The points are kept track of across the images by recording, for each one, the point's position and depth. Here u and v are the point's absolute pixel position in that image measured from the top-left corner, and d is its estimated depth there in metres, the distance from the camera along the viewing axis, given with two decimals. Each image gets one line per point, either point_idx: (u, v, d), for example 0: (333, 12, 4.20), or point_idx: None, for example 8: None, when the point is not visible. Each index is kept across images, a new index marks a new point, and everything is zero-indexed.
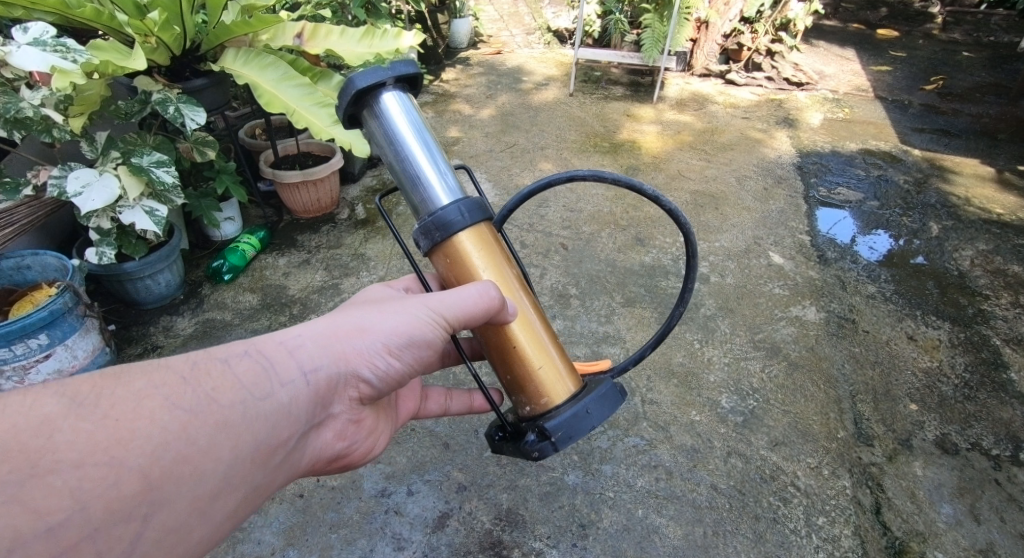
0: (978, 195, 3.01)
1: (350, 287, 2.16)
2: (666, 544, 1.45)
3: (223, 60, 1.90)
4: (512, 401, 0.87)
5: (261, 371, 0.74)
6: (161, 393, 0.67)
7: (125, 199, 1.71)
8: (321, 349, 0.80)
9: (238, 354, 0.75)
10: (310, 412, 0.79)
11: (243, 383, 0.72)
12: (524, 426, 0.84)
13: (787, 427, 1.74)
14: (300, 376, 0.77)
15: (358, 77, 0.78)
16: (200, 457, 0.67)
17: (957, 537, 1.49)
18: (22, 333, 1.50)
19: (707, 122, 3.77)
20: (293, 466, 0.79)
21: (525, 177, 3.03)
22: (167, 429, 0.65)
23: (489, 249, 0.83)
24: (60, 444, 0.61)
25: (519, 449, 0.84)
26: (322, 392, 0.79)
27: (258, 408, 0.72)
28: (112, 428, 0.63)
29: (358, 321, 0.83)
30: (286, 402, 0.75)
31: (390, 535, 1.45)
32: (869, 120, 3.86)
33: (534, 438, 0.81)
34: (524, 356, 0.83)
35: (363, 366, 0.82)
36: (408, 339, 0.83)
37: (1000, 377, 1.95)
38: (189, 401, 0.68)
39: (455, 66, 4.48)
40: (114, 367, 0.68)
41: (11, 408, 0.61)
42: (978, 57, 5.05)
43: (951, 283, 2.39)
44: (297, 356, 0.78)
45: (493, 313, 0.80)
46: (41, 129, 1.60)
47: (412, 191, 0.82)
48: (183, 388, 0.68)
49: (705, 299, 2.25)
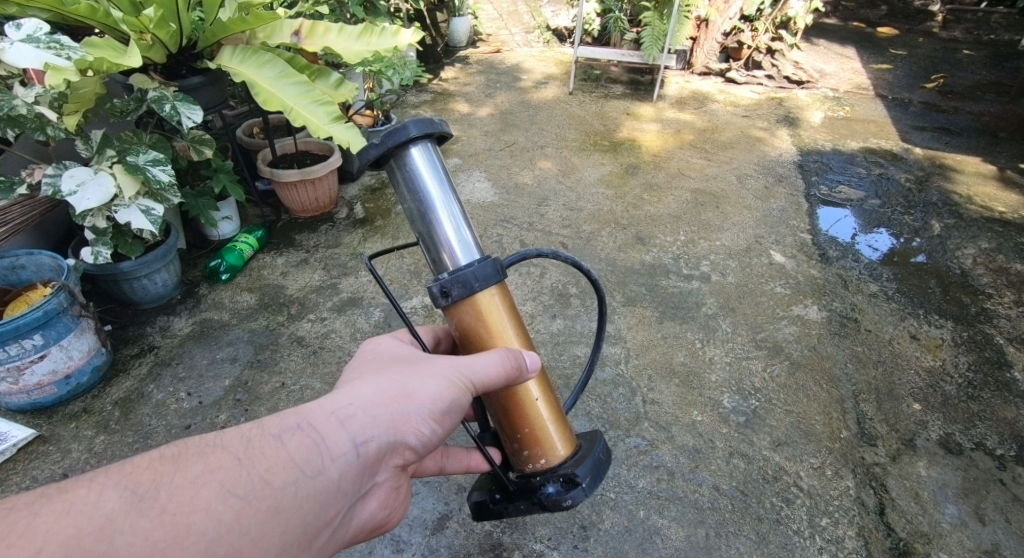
0: (980, 194, 2.99)
1: (349, 286, 2.14)
2: (668, 545, 1.43)
3: (221, 57, 1.88)
4: (520, 458, 0.87)
5: (313, 446, 0.68)
6: (218, 479, 0.62)
7: (121, 198, 1.69)
8: (372, 418, 0.72)
9: (291, 428, 0.68)
10: (362, 486, 0.71)
11: (296, 462, 0.66)
12: (539, 480, 0.85)
13: (790, 428, 1.73)
14: (351, 449, 0.70)
15: (408, 126, 0.78)
16: (252, 546, 0.61)
17: (962, 537, 1.47)
18: (15, 333, 1.48)
19: (707, 120, 3.76)
20: (342, 542, 0.72)
21: (525, 176, 3.01)
22: (222, 520, 0.60)
23: (506, 308, 0.82)
24: (121, 546, 0.56)
25: (539, 502, 0.84)
26: (371, 464, 0.72)
27: (309, 488, 0.66)
28: (170, 523, 0.58)
29: (405, 384, 0.76)
30: (337, 479, 0.68)
31: (389, 537, 1.43)
32: (870, 119, 3.85)
33: (559, 488, 0.83)
34: (539, 411, 0.85)
35: (410, 434, 0.75)
36: (451, 404, 0.77)
37: (1004, 377, 1.94)
38: (242, 486, 0.62)
39: (455, 65, 4.47)
40: (174, 450, 0.65)
41: (77, 506, 0.57)
42: (979, 55, 5.02)
43: (954, 282, 2.37)
44: (348, 428, 0.70)
45: (524, 373, 0.80)
46: (35, 128, 1.60)
47: (433, 244, 0.82)
48: (237, 471, 0.63)
49: (706, 298, 2.24)
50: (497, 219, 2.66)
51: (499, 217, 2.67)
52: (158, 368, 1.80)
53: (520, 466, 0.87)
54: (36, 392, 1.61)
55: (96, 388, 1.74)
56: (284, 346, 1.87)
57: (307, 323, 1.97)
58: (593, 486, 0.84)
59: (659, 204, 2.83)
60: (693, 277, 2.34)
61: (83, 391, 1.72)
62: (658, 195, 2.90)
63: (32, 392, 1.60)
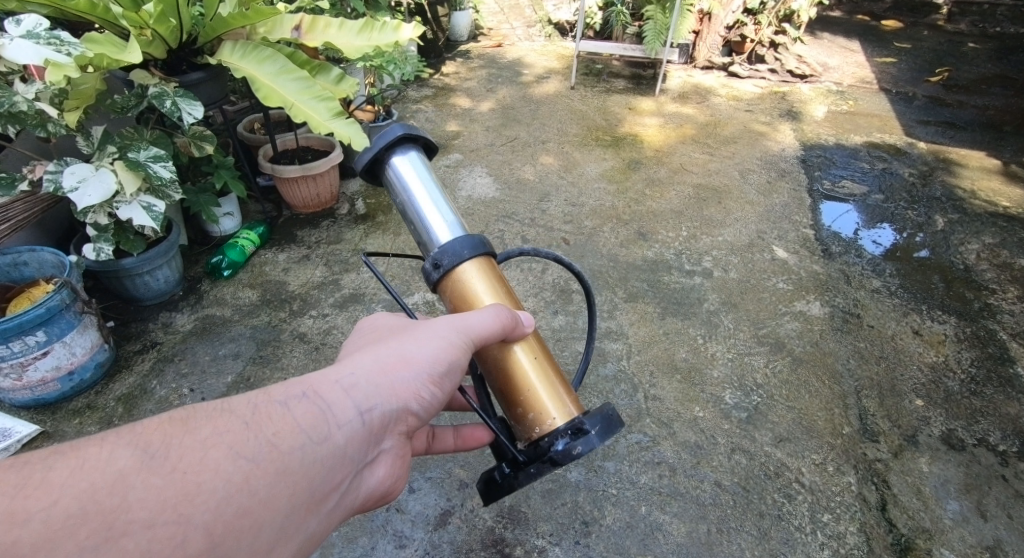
0: (984, 188, 2.98)
1: (351, 282, 2.14)
2: (669, 542, 1.43)
3: (221, 53, 1.86)
4: (523, 420, 0.78)
5: (320, 413, 0.65)
6: (227, 440, 0.59)
7: (122, 194, 1.68)
8: (375, 387, 0.71)
9: (296, 396, 0.66)
10: (368, 453, 0.69)
11: (303, 427, 0.63)
12: (545, 437, 0.75)
13: (792, 424, 1.73)
14: (356, 416, 0.68)
15: (393, 127, 0.81)
16: (261, 508, 0.58)
17: (963, 533, 1.47)
18: (19, 330, 1.49)
19: (710, 114, 3.74)
20: (349, 510, 0.69)
21: (527, 171, 3.00)
22: (233, 480, 0.57)
23: (497, 278, 0.81)
24: (134, 502, 0.53)
25: (549, 461, 0.74)
26: (376, 431, 0.70)
27: (316, 453, 0.63)
28: (182, 482, 0.55)
29: (402, 352, 0.75)
30: (343, 445, 0.66)
31: (392, 533, 1.43)
32: (874, 113, 3.82)
33: (567, 440, 0.73)
34: (538, 369, 0.79)
35: (411, 400, 0.73)
36: (449, 367, 0.75)
37: (1007, 372, 1.93)
38: (251, 449, 0.59)
39: (455, 60, 4.45)
40: (181, 412, 0.61)
41: (86, 462, 0.54)
42: (984, 49, 4.99)
43: (957, 277, 2.36)
44: (352, 396, 0.69)
45: (520, 329, 0.78)
46: (36, 124, 1.60)
47: (422, 231, 0.82)
48: (246, 434, 0.60)
49: (709, 294, 2.23)
50: (499, 215, 2.65)
51: (501, 213, 2.66)
52: (161, 365, 1.80)
53: (525, 432, 0.78)
54: (39, 388, 1.62)
55: (99, 384, 1.75)
56: (286, 343, 1.88)
57: (309, 320, 1.98)
58: (605, 435, 0.74)
59: (661, 200, 2.82)
60: (696, 273, 2.34)
61: (87, 387, 1.72)
62: (660, 190, 2.90)
63: (35, 388, 1.61)
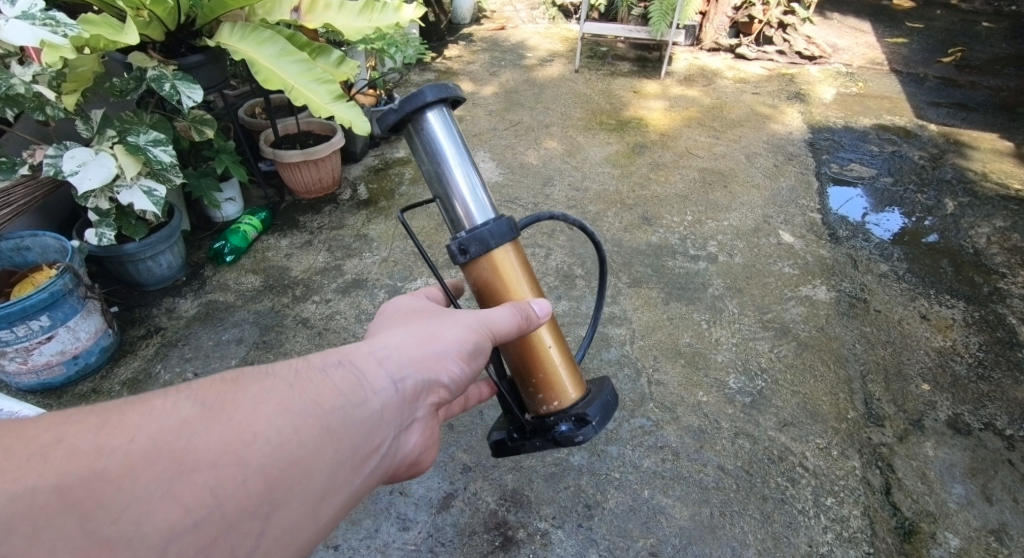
0: (996, 171, 2.93)
1: (354, 267, 2.14)
2: (672, 524, 1.44)
3: (219, 35, 1.83)
4: (533, 398, 0.88)
5: (355, 380, 0.68)
6: (276, 397, 0.61)
7: (123, 178, 1.67)
8: (406, 357, 0.73)
9: (334, 364, 0.68)
10: (404, 419, 0.71)
11: (341, 391, 0.66)
12: (552, 419, 0.87)
13: (796, 408, 1.72)
14: (390, 384, 0.70)
15: (425, 91, 0.77)
16: (308, 459, 0.60)
17: (968, 517, 1.46)
18: (22, 314, 1.49)
19: (715, 97, 3.69)
20: (388, 474, 0.71)
21: (530, 155, 2.98)
22: (282, 432, 0.60)
23: (520, 262, 0.83)
24: (197, 445, 0.56)
25: (554, 439, 0.87)
26: (410, 400, 0.72)
27: (356, 414, 0.66)
28: (238, 429, 0.58)
29: (429, 329, 0.78)
30: (380, 408, 0.68)
31: (395, 516, 1.43)
32: (883, 95, 3.76)
33: (571, 425, 0.85)
34: (550, 356, 0.86)
35: (441, 372, 0.76)
36: (476, 345, 0.78)
37: (1015, 356, 1.91)
38: (297, 406, 0.62)
39: (458, 43, 4.40)
40: (234, 373, 0.64)
41: (152, 410, 0.57)
42: (999, 28, 4.88)
43: (966, 261, 2.33)
44: (385, 365, 0.71)
45: (534, 319, 0.80)
46: (35, 108, 1.58)
47: (451, 204, 0.82)
48: (292, 392, 0.63)
49: (713, 279, 2.22)
50: (502, 199, 2.63)
51: (504, 197, 2.64)
52: (165, 349, 1.81)
53: (534, 407, 0.89)
54: (44, 373, 1.63)
55: (104, 369, 1.76)
56: (289, 328, 1.88)
57: (311, 304, 1.98)
58: (603, 422, 0.86)
59: (666, 183, 2.80)
60: (700, 257, 2.32)
61: (92, 371, 1.73)
62: (665, 173, 2.87)
63: (41, 372, 1.62)
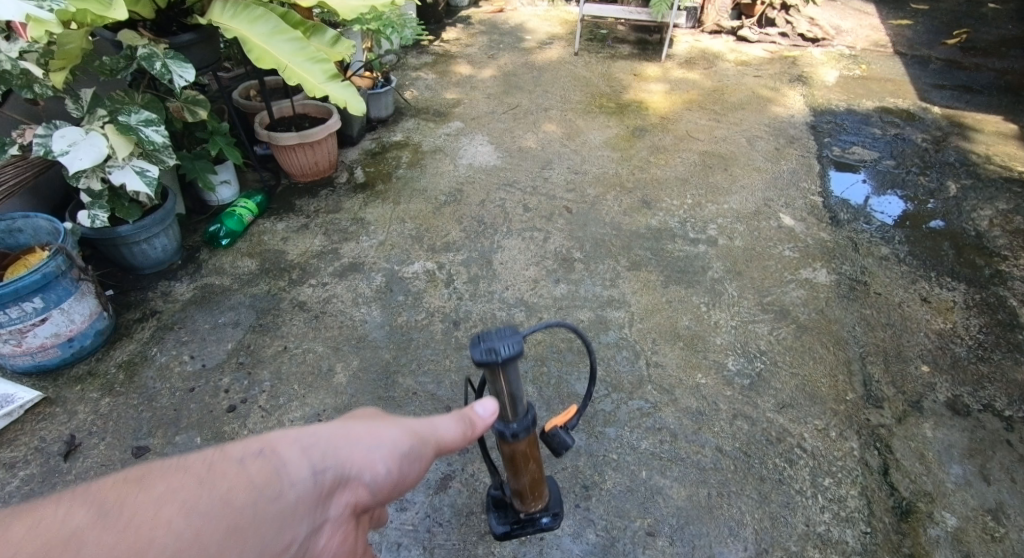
0: (999, 153, 2.90)
1: (350, 251, 2.14)
2: (669, 505, 1.44)
3: (210, 13, 1.78)
4: (527, 506, 1.28)
5: (281, 473, 0.51)
6: (185, 492, 0.44)
7: (114, 158, 1.67)
8: (338, 449, 0.57)
9: (254, 452, 0.51)
10: (328, 526, 0.54)
11: (264, 487, 0.49)
12: (538, 515, 1.33)
13: (795, 390, 1.72)
14: (320, 479, 0.54)
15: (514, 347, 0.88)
16: None
17: (965, 496, 1.46)
18: (15, 296, 1.49)
19: (717, 80, 3.65)
20: None
21: (529, 139, 2.95)
22: (184, 540, 0.43)
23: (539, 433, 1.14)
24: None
25: (538, 527, 1.35)
26: (337, 503, 0.55)
27: (277, 518, 0.49)
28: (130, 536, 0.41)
29: (365, 424, 0.62)
30: (304, 514, 0.51)
31: (393, 496, 1.43)
32: (887, 77, 3.71)
33: (549, 517, 1.35)
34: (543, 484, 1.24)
35: (374, 472, 0.59)
36: (413, 446, 0.64)
37: (1016, 338, 1.90)
38: (209, 505, 0.45)
39: (457, 26, 4.34)
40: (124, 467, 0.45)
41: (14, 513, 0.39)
42: (1005, 9, 4.81)
43: (968, 244, 2.32)
44: (314, 454, 0.54)
45: (475, 428, 0.74)
46: (22, 85, 1.56)
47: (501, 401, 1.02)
48: (203, 489, 0.46)
49: (713, 262, 2.20)
50: (500, 183, 2.61)
51: (502, 181, 2.62)
52: (161, 332, 1.81)
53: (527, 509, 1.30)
54: (40, 355, 1.63)
55: (100, 351, 1.76)
56: (286, 311, 1.88)
57: (308, 288, 1.98)
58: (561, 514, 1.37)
59: (666, 166, 2.77)
60: (700, 241, 2.31)
61: (88, 354, 1.73)
62: (665, 157, 2.85)
63: (36, 354, 1.62)
